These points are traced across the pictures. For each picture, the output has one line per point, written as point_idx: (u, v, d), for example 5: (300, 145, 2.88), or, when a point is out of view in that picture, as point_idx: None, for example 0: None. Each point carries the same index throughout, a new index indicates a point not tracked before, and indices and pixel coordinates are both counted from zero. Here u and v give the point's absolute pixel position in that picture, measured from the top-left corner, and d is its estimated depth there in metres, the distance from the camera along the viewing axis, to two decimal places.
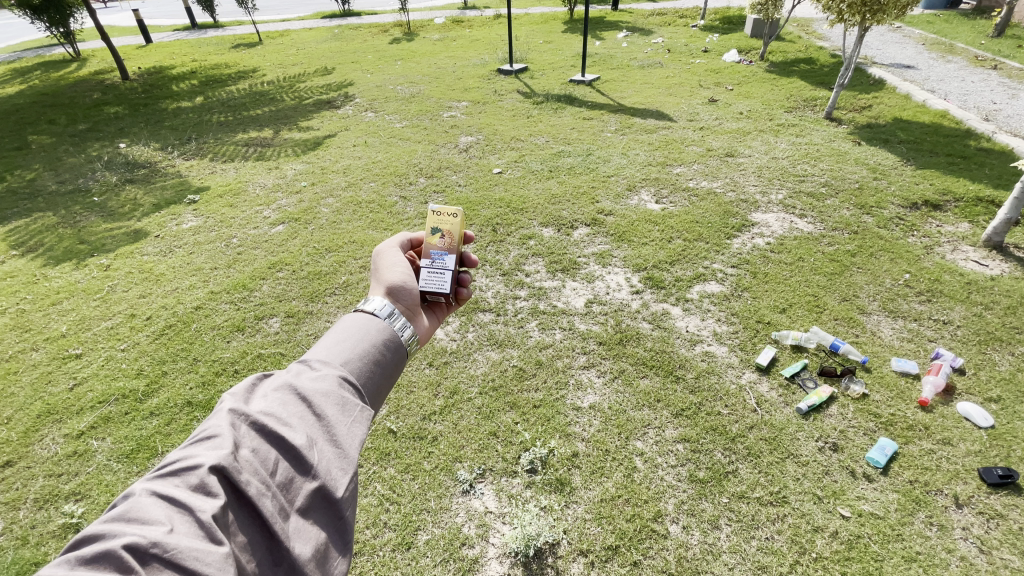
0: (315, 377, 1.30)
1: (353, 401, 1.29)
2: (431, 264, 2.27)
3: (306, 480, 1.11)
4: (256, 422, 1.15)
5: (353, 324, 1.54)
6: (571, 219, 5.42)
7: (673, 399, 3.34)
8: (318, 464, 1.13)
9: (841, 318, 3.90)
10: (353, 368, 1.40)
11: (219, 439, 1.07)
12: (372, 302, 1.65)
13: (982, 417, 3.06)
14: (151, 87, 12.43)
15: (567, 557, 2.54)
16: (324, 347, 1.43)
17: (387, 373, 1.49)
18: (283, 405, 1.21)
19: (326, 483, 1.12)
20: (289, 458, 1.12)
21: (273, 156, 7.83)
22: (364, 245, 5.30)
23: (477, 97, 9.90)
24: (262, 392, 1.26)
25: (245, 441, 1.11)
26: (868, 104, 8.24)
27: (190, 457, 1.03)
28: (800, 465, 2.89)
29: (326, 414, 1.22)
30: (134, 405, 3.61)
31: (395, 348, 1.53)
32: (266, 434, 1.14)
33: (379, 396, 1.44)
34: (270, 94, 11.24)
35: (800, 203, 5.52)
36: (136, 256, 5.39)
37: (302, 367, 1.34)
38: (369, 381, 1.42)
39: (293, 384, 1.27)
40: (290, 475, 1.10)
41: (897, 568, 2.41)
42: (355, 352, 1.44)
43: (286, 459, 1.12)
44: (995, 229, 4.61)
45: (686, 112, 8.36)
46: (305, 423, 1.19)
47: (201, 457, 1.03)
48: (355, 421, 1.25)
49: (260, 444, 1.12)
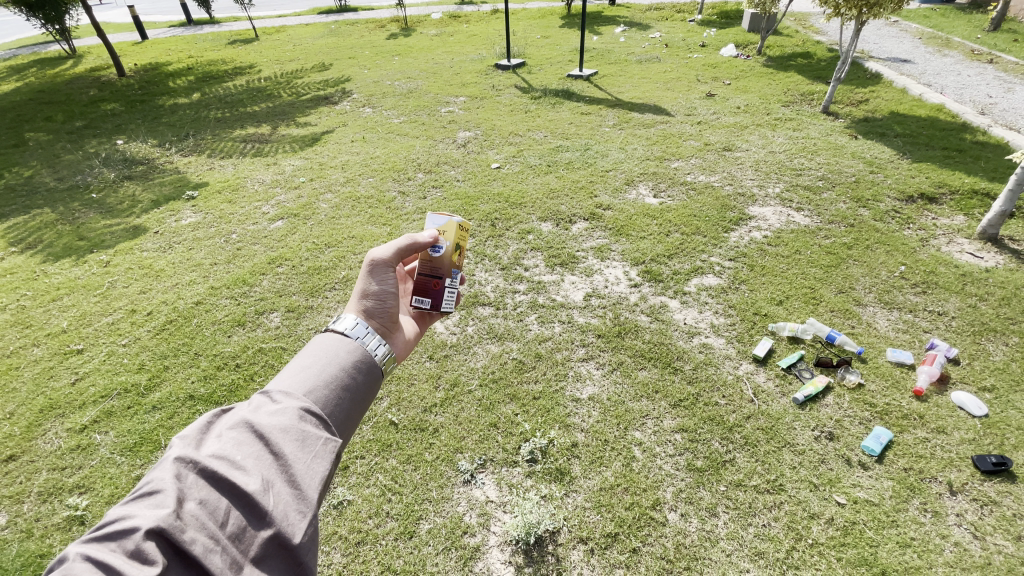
0: (274, 413, 1.23)
1: (315, 435, 1.23)
2: (451, 283, 2.35)
3: (261, 528, 1.05)
4: (205, 469, 1.08)
5: (321, 349, 1.49)
6: (570, 214, 5.44)
7: (671, 390, 3.37)
8: (273, 509, 1.07)
9: (837, 310, 3.94)
10: (317, 397, 1.34)
11: (161, 493, 1.00)
12: (344, 320, 1.62)
13: (975, 406, 3.10)
14: (148, 84, 12.39)
15: (567, 544, 2.58)
16: (288, 376, 1.37)
17: (357, 398, 1.44)
18: (237, 446, 1.15)
19: (282, 530, 1.06)
20: (242, 505, 1.06)
21: (271, 152, 7.83)
22: (364, 240, 5.32)
23: (475, 92, 9.90)
24: (216, 432, 1.20)
25: (193, 492, 1.04)
26: (865, 99, 8.26)
27: (128, 518, 0.96)
28: (796, 454, 2.93)
29: (284, 452, 1.16)
30: (137, 399, 3.64)
31: (365, 370, 1.48)
32: (216, 481, 1.07)
33: (348, 424, 1.38)
34: (267, 91, 11.22)
35: (797, 196, 5.55)
36: (136, 252, 5.40)
37: (261, 403, 1.28)
38: (335, 410, 1.36)
39: (250, 421, 1.21)
40: (243, 524, 1.04)
41: (892, 553, 2.45)
42: (322, 379, 1.39)
43: (239, 507, 1.06)
44: (990, 222, 4.65)
45: (684, 107, 8.37)
46: (261, 465, 1.13)
47: (139, 518, 0.96)
48: (315, 458, 1.19)
49: (210, 494, 1.05)
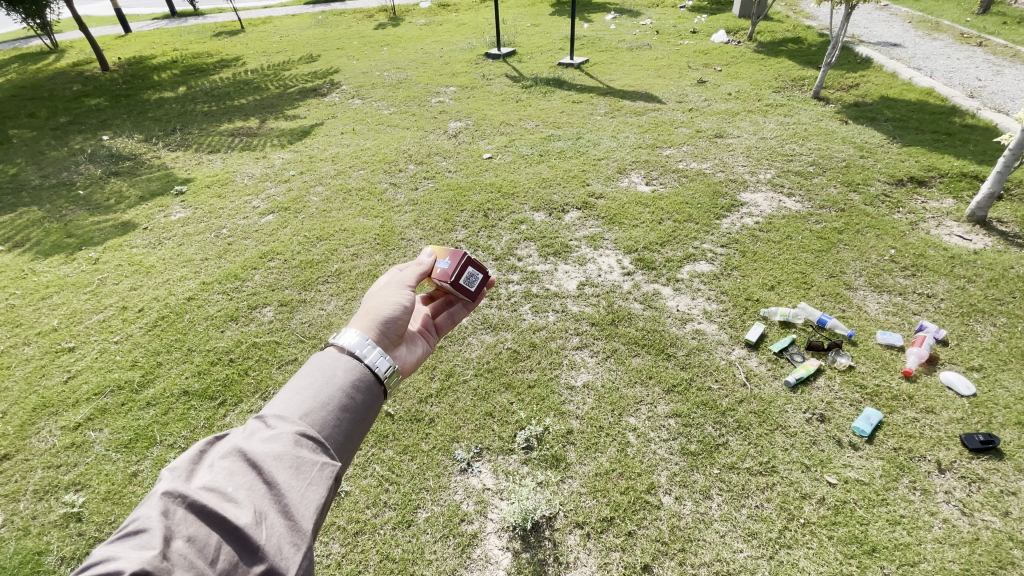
0: (268, 439, 1.23)
1: (309, 460, 1.22)
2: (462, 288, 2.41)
3: (252, 564, 1.04)
4: (196, 502, 1.08)
5: (320, 365, 1.47)
6: (563, 203, 5.43)
7: (664, 375, 3.41)
8: (265, 543, 1.07)
9: (828, 294, 3.97)
10: (315, 419, 1.32)
11: (148, 531, 1.00)
12: (346, 335, 1.62)
13: (963, 386, 3.15)
14: (133, 78, 12.18)
15: (564, 530, 2.61)
16: (284, 398, 1.36)
17: (358, 417, 1.42)
18: (229, 477, 1.15)
19: (275, 564, 1.05)
20: (233, 540, 1.06)
21: (260, 146, 7.74)
22: (356, 233, 5.28)
23: (465, 81, 9.83)
24: (208, 462, 1.20)
25: (181, 528, 1.04)
26: (855, 83, 8.27)
27: (112, 559, 0.95)
28: (788, 436, 2.97)
29: (277, 481, 1.15)
30: (131, 396, 3.62)
31: (364, 387, 1.45)
32: (206, 515, 1.07)
33: (348, 445, 1.36)
34: (254, 83, 11.07)
35: (788, 181, 5.57)
36: (126, 249, 5.35)
37: (256, 428, 1.28)
38: (334, 430, 1.34)
39: (243, 449, 1.21)
40: (234, 560, 1.03)
41: (881, 531, 2.50)
42: (318, 400, 1.37)
43: (228, 542, 1.05)
44: (979, 204, 4.68)
45: (675, 94, 8.36)
46: (253, 496, 1.13)
47: (123, 559, 0.95)
48: (310, 485, 1.18)
49: (198, 531, 1.05)
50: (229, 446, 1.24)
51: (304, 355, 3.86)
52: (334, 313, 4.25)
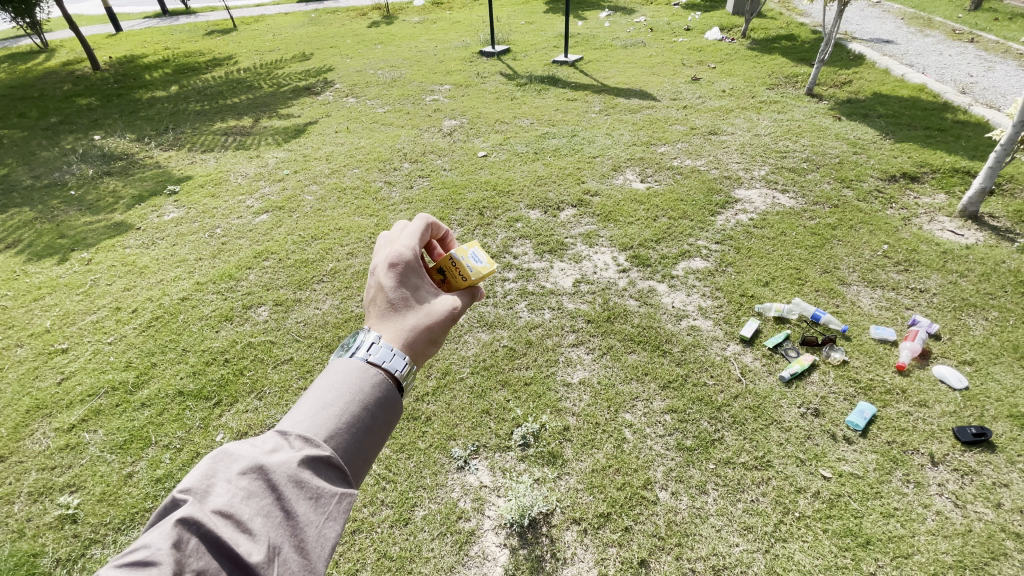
0: (287, 462, 1.19)
1: (328, 492, 1.18)
2: None
3: None
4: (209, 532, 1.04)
5: (345, 377, 1.39)
6: (558, 201, 5.43)
7: (660, 371, 3.42)
8: None
9: (822, 289, 4.00)
10: (337, 442, 1.27)
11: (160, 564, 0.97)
12: (381, 350, 1.50)
13: (956, 379, 3.17)
14: (124, 77, 12.10)
15: (561, 526, 2.62)
16: (305, 414, 1.29)
17: (382, 438, 1.36)
18: (245, 503, 1.12)
19: None
20: None
21: (253, 145, 7.71)
22: (350, 232, 5.27)
23: (459, 79, 9.81)
24: (223, 481, 1.15)
25: (193, 559, 1.01)
26: (848, 80, 8.32)
27: None
28: (783, 430, 2.99)
29: (295, 512, 1.14)
30: (125, 396, 3.61)
31: (388, 406, 1.38)
32: (219, 546, 1.04)
33: (367, 468, 1.32)
34: (247, 82, 11.01)
35: (781, 178, 5.60)
36: (119, 249, 5.32)
37: (276, 446, 1.23)
38: (355, 452, 1.29)
39: (261, 470, 1.17)
40: None
41: (876, 524, 2.52)
42: (343, 419, 1.30)
43: None
44: (971, 199, 4.71)
45: (669, 91, 8.37)
46: (269, 526, 1.11)
47: None
48: (327, 519, 1.16)
49: (209, 564, 1.01)
50: (245, 462, 1.19)
51: (299, 354, 3.84)
52: (329, 312, 4.23)
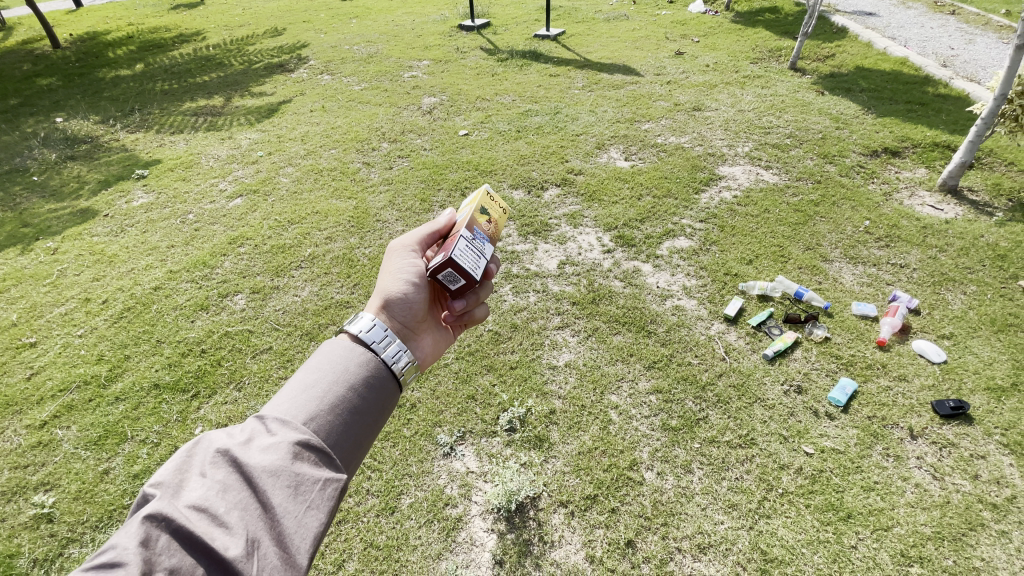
0: (266, 450, 1.19)
1: (309, 480, 1.18)
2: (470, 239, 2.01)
3: None
4: (183, 527, 1.02)
5: (330, 359, 1.45)
6: (541, 180, 5.34)
7: (645, 353, 3.41)
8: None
9: (805, 266, 4.00)
10: (319, 425, 1.30)
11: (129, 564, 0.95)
12: (359, 321, 1.66)
13: (935, 353, 3.22)
14: (86, 55, 11.49)
15: (548, 509, 2.62)
16: (286, 398, 1.33)
17: (367, 419, 1.41)
18: (221, 496, 1.10)
19: None
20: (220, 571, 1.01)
21: (225, 125, 7.41)
22: (328, 216, 5.12)
23: (438, 55, 9.53)
24: (198, 475, 1.14)
25: (163, 557, 0.98)
26: (831, 53, 8.26)
27: None
28: (766, 408, 3.02)
29: (273, 504, 1.12)
30: (98, 391, 3.49)
31: (376, 386, 1.45)
32: (194, 542, 1.02)
33: (355, 451, 1.36)
34: (217, 59, 10.55)
35: (765, 154, 5.56)
36: (86, 238, 5.10)
37: (253, 436, 1.23)
38: (338, 436, 1.33)
39: (237, 461, 1.17)
40: None
41: (856, 497, 2.57)
42: (325, 399, 1.35)
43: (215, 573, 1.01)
44: (950, 173, 4.74)
45: (653, 66, 8.23)
46: (246, 519, 1.08)
47: None
48: (308, 509, 1.15)
49: (182, 560, 0.99)
50: (220, 453, 1.19)
51: (279, 343, 3.74)
52: (309, 299, 4.12)
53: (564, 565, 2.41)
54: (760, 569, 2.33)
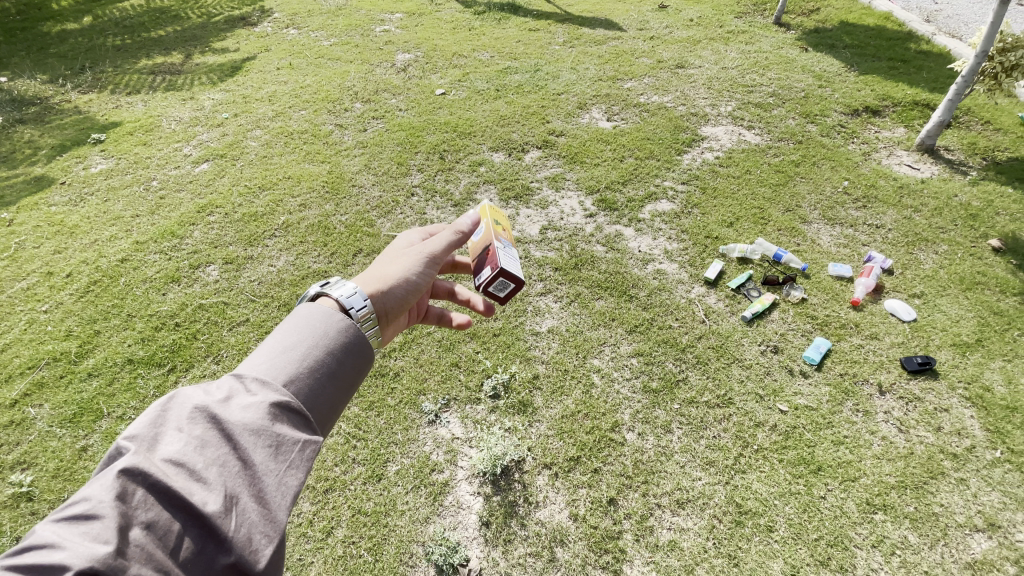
0: (246, 406, 1.08)
1: (291, 439, 1.07)
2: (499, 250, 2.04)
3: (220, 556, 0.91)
4: (158, 482, 0.92)
5: (312, 316, 1.33)
6: (522, 142, 5.19)
7: (627, 317, 3.43)
8: (235, 534, 0.93)
9: (784, 228, 4.03)
10: (301, 381, 1.20)
11: (99, 518, 0.85)
12: (342, 286, 1.47)
13: (905, 312, 3.31)
14: (26, 7, 10.59)
15: (533, 471, 2.68)
16: (267, 353, 1.22)
17: (350, 376, 1.30)
18: (199, 451, 0.99)
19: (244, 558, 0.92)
20: (198, 528, 0.92)
21: (185, 85, 6.98)
22: (301, 181, 4.93)
23: (412, 7, 9.03)
24: (173, 425, 1.03)
25: (139, 513, 0.89)
26: (816, 6, 8.08)
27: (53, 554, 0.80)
28: (743, 369, 3.09)
29: (254, 461, 1.01)
30: (70, 367, 3.39)
31: (361, 344, 1.33)
32: (169, 497, 0.92)
33: (334, 412, 1.26)
34: (173, 11, 9.83)
35: (747, 114, 5.50)
36: (43, 208, 4.83)
37: (232, 389, 1.12)
38: (319, 394, 1.22)
39: (216, 415, 1.05)
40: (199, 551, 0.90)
41: (827, 451, 2.68)
42: (304, 364, 1.22)
43: (193, 529, 0.91)
44: (928, 133, 4.76)
45: (636, 20, 7.95)
46: (226, 476, 0.98)
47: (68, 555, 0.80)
48: (289, 468, 1.05)
49: (157, 516, 0.89)
50: (195, 404, 1.07)
51: (256, 315, 3.66)
52: (284, 269, 4.01)
53: (549, 524, 2.49)
54: (735, 521, 2.45)
